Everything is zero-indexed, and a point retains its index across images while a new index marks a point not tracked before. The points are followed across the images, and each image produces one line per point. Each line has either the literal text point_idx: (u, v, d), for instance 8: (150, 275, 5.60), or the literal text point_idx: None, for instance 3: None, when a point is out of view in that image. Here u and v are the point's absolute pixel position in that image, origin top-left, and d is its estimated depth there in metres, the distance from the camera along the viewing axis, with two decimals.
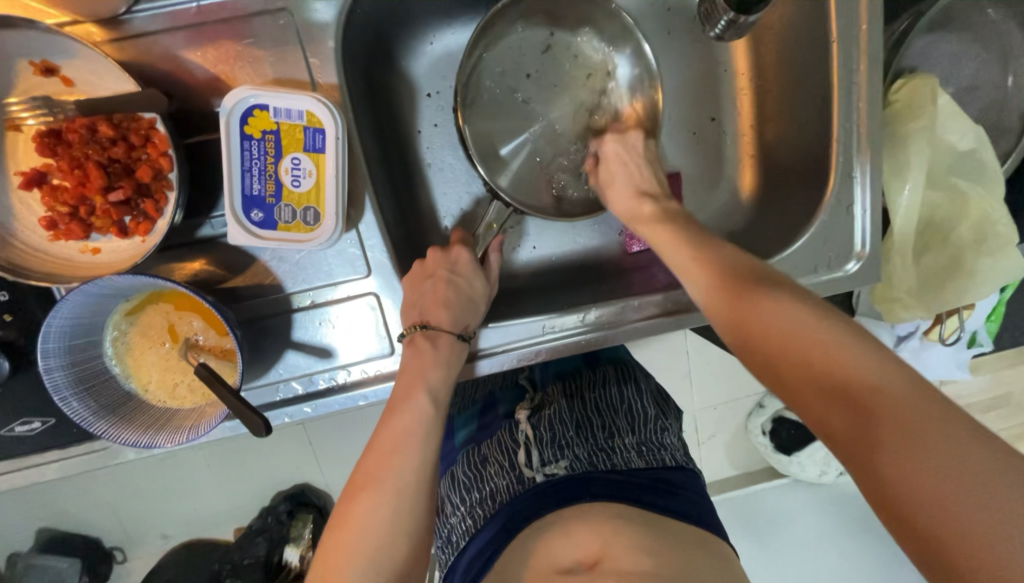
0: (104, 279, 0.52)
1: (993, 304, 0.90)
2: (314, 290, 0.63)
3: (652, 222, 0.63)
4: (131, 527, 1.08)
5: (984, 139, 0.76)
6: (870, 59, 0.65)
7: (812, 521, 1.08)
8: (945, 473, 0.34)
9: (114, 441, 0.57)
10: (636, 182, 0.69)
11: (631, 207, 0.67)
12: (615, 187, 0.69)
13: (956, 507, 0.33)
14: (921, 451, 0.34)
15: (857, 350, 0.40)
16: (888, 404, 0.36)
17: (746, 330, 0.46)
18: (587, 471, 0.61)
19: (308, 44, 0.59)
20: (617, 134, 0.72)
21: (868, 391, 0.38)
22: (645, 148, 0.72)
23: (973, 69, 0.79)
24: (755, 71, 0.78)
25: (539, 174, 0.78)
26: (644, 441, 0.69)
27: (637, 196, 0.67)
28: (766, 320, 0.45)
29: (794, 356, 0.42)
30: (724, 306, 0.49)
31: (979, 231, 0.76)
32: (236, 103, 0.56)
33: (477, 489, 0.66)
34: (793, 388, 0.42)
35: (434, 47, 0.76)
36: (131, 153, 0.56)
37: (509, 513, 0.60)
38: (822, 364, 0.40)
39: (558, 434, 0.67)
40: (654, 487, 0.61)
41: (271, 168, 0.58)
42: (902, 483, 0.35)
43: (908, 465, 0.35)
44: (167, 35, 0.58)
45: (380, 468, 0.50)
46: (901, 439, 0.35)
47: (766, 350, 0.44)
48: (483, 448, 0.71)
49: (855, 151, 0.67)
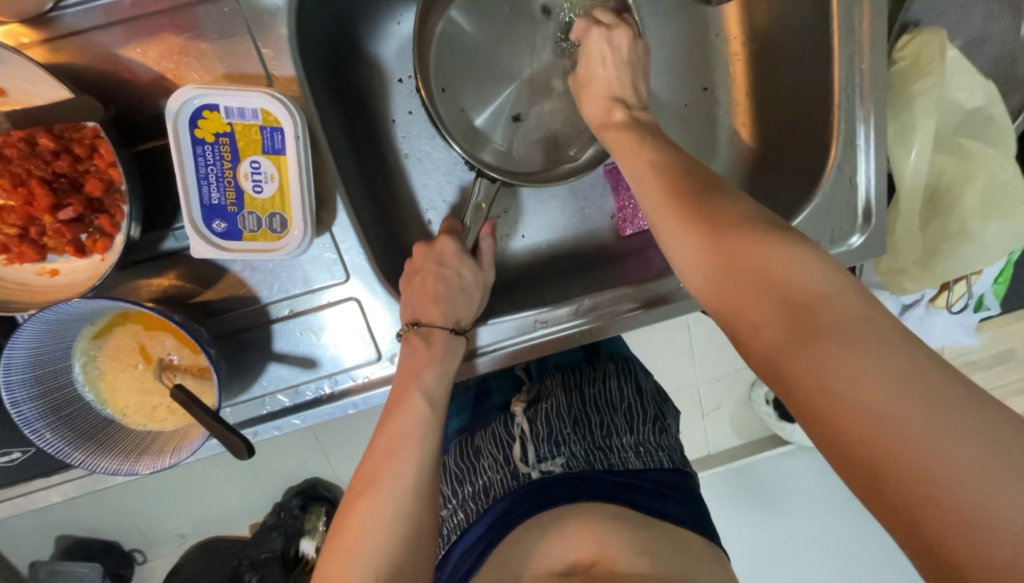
0: (62, 304, 0.49)
1: (1002, 266, 0.87)
2: (291, 299, 0.60)
3: (622, 130, 0.58)
4: (140, 534, 1.08)
5: (994, 95, 0.72)
6: (872, 13, 0.60)
7: (819, 491, 1.08)
8: (899, 398, 0.31)
9: (94, 470, 0.55)
10: (613, 87, 0.62)
11: (604, 112, 0.62)
12: (591, 89, 0.64)
13: (901, 428, 0.30)
14: (874, 373, 0.32)
15: (824, 277, 0.37)
16: (847, 335, 0.34)
17: (714, 258, 0.42)
18: (583, 470, 0.59)
19: (258, 34, 0.54)
20: (602, 29, 0.63)
21: (829, 315, 0.35)
22: (634, 50, 0.63)
23: (985, 16, 0.73)
24: (748, 32, 0.72)
25: (518, 139, 0.74)
26: (642, 442, 0.67)
27: (609, 101, 0.62)
28: (736, 247, 0.41)
29: (763, 280, 0.39)
30: (689, 235, 0.44)
31: (987, 195, 0.72)
32: (182, 105, 0.52)
33: (470, 482, 0.64)
34: (749, 308, 0.39)
35: (400, 26, 0.70)
36: (78, 165, 0.52)
37: (501, 509, 0.57)
38: (784, 286, 0.38)
39: (554, 430, 0.65)
40: (651, 489, 0.59)
41: (230, 174, 0.54)
42: (855, 408, 0.32)
43: (853, 376, 0.32)
44: (104, 32, 0.52)
45: (379, 473, 0.49)
46: (845, 349, 0.33)
47: (725, 278, 0.41)
48: (475, 440, 0.69)
49: (858, 114, 0.62)
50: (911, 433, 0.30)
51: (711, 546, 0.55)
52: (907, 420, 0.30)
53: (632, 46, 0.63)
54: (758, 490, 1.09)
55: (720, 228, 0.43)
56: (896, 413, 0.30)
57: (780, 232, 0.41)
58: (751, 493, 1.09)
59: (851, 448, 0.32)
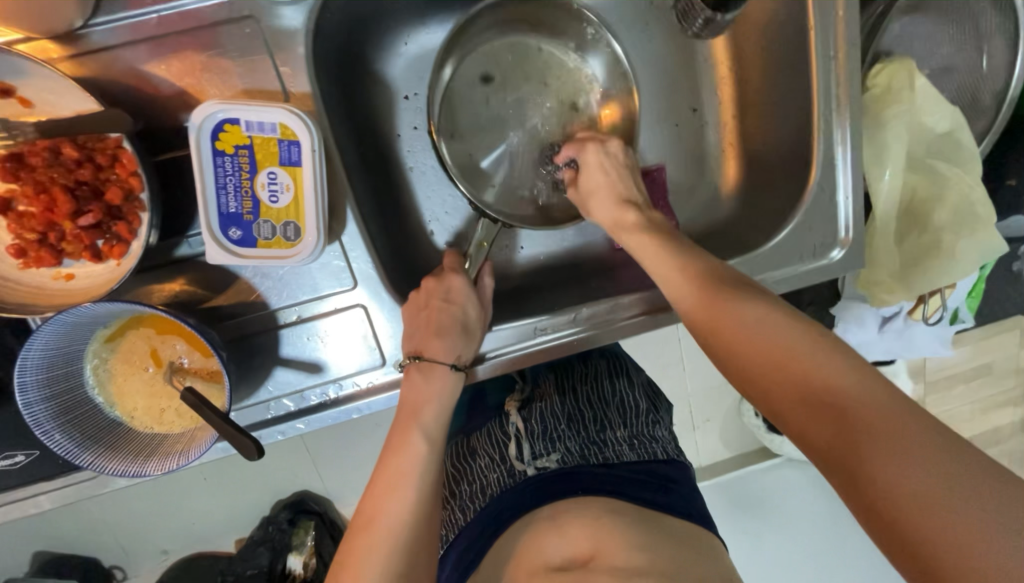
0: (80, 307, 0.51)
1: (973, 281, 0.92)
2: (299, 305, 0.62)
3: (639, 233, 0.60)
4: (127, 546, 1.06)
5: (960, 120, 0.77)
6: (847, 46, 0.65)
7: (806, 499, 1.11)
8: (946, 497, 0.33)
9: (102, 472, 0.56)
10: (615, 192, 0.66)
11: (616, 215, 0.65)
12: (597, 197, 0.67)
13: (953, 529, 0.32)
14: (913, 472, 0.34)
15: (847, 368, 0.40)
16: (892, 439, 0.35)
17: (740, 351, 0.45)
18: (578, 464, 0.61)
19: (277, 53, 0.57)
20: (597, 143, 0.69)
21: (860, 411, 0.37)
22: (627, 158, 0.69)
23: (948, 50, 0.79)
24: (734, 61, 0.78)
25: (521, 181, 0.77)
26: (635, 434, 0.69)
27: (620, 205, 0.65)
28: (763, 342, 0.44)
29: (793, 378, 0.41)
30: (716, 328, 0.48)
31: (957, 212, 0.77)
32: (205, 119, 0.54)
33: (468, 482, 0.66)
34: (783, 404, 0.41)
35: (408, 48, 0.74)
36: (99, 174, 0.54)
37: (500, 505, 0.60)
38: (814, 381, 0.40)
39: (549, 427, 0.68)
40: (645, 481, 0.61)
41: (247, 183, 0.56)
42: (912, 513, 0.33)
43: (906, 481, 0.34)
44: (130, 48, 0.55)
45: (376, 512, 0.50)
46: (894, 457, 0.35)
47: (760, 377, 0.43)
48: (472, 441, 0.72)
49: (835, 138, 0.67)
50: (961, 531, 0.32)
51: (704, 533, 0.57)
52: (955, 520, 0.32)
53: (626, 153, 0.69)
54: (747, 498, 1.12)
55: (743, 323, 0.46)
56: (946, 515, 0.32)
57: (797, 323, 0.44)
58: (739, 502, 1.12)
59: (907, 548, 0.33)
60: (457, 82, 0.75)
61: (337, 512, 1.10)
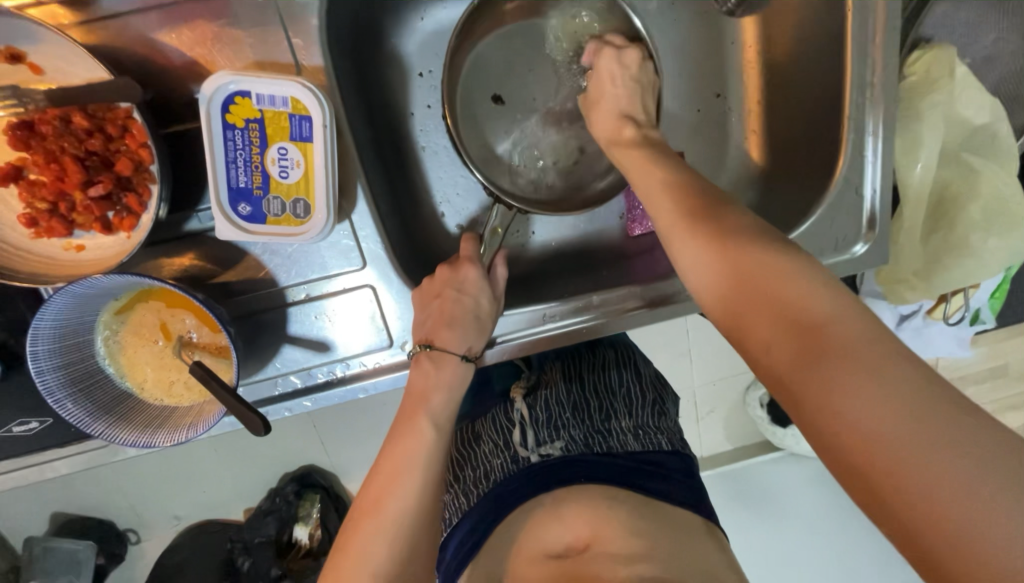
0: (91, 278, 0.51)
1: (998, 281, 0.89)
2: (308, 284, 0.61)
3: (634, 152, 0.58)
4: (141, 511, 1.09)
5: (1000, 113, 0.73)
6: (885, 29, 0.62)
7: (809, 494, 1.10)
8: (910, 430, 0.31)
9: (113, 441, 0.57)
10: (624, 104, 0.64)
11: (615, 128, 0.63)
12: (601, 107, 0.65)
13: (912, 461, 0.30)
14: (878, 404, 0.32)
15: (833, 300, 0.37)
16: (863, 371, 0.33)
17: (725, 275, 0.42)
18: (582, 454, 0.61)
19: (290, 24, 0.55)
20: (612, 49, 0.65)
21: (839, 340, 0.35)
22: (643, 71, 0.65)
23: (992, 38, 0.75)
24: (763, 43, 0.74)
25: (537, 167, 0.76)
26: (641, 425, 0.69)
27: (619, 120, 0.63)
28: (747, 270, 0.41)
29: (772, 307, 0.39)
30: (701, 250, 0.45)
31: (989, 210, 0.74)
32: (216, 91, 0.53)
33: (471, 467, 0.67)
34: (757, 332, 0.39)
35: (424, 23, 0.71)
36: (110, 144, 0.54)
37: (502, 491, 0.60)
38: (793, 312, 0.38)
39: (554, 415, 0.67)
40: (647, 470, 0.61)
41: (258, 158, 0.56)
42: (870, 443, 0.32)
43: (870, 415, 0.32)
44: (140, 16, 0.54)
45: (382, 495, 0.50)
46: (863, 389, 0.33)
47: (737, 306, 0.41)
48: (476, 425, 0.72)
49: (866, 128, 0.64)
50: (918, 465, 0.30)
51: (707, 524, 0.57)
52: (914, 454, 0.30)
53: (640, 66, 0.65)
54: (750, 492, 1.12)
55: (729, 252, 0.43)
56: (906, 445, 0.31)
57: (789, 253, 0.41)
58: (742, 495, 1.12)
59: (861, 475, 0.32)
60: (475, 63, 0.73)
61: (343, 486, 1.12)
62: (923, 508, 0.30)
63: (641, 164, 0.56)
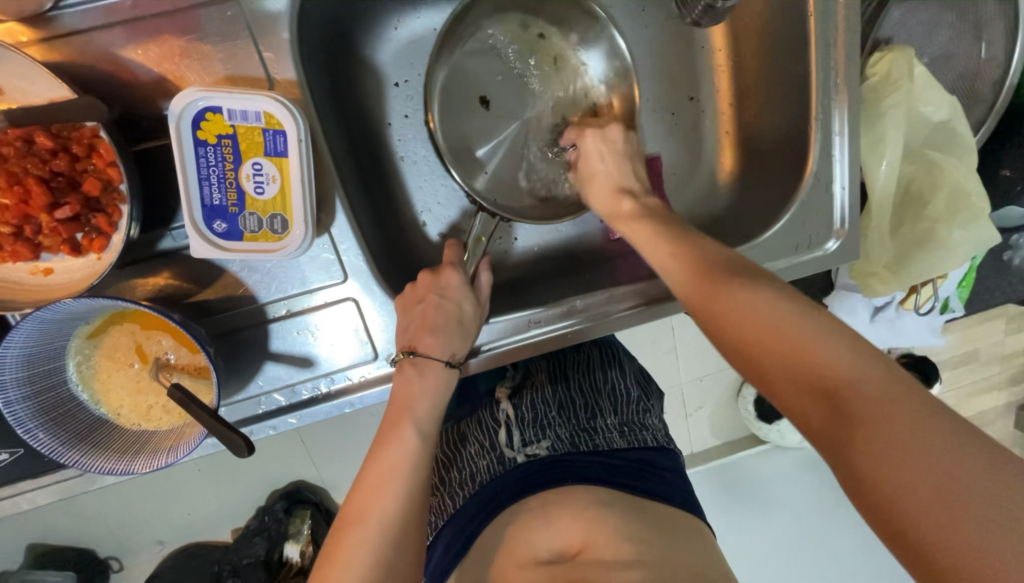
0: (58, 303, 0.49)
1: (964, 270, 0.92)
2: (289, 299, 0.60)
3: (636, 222, 0.59)
4: (123, 538, 1.06)
5: (959, 110, 0.76)
6: (847, 33, 0.64)
7: (797, 485, 1.13)
8: (947, 486, 0.31)
9: (88, 470, 0.55)
10: (616, 180, 0.66)
11: (612, 203, 0.64)
12: (595, 184, 0.67)
13: (935, 505, 0.31)
14: (899, 454, 0.32)
15: (856, 357, 0.37)
16: (902, 433, 0.33)
17: (738, 332, 0.42)
18: (568, 452, 0.61)
19: (260, 37, 0.55)
20: (597, 130, 0.69)
21: (871, 401, 0.34)
22: (626, 141, 0.69)
23: (947, 39, 0.78)
24: (732, 47, 0.76)
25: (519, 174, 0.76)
26: (626, 422, 0.69)
27: (617, 194, 0.64)
28: (754, 329, 0.41)
29: (796, 368, 0.38)
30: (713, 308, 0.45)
31: (952, 203, 0.76)
32: (185, 107, 0.52)
33: (459, 470, 0.67)
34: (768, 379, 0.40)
35: (399, 33, 0.71)
36: (76, 164, 0.52)
37: (491, 491, 0.60)
38: (819, 375, 0.37)
39: (540, 414, 0.68)
40: (634, 468, 0.61)
41: (232, 174, 0.55)
42: (915, 508, 0.31)
43: (914, 481, 0.32)
44: (104, 32, 0.53)
45: (367, 506, 0.49)
46: (905, 454, 0.32)
47: (758, 363, 0.40)
48: (462, 428, 0.72)
49: (833, 128, 0.66)
50: (971, 529, 0.30)
51: (694, 521, 0.58)
52: (963, 518, 0.30)
53: (625, 139, 0.69)
54: (738, 485, 1.14)
55: (729, 302, 0.44)
56: (956, 511, 0.30)
57: (789, 299, 0.42)
58: (730, 488, 1.14)
59: (913, 547, 0.32)
60: (454, 69, 0.73)
61: (334, 500, 1.10)
62: (982, 575, 0.29)
63: (643, 237, 0.57)
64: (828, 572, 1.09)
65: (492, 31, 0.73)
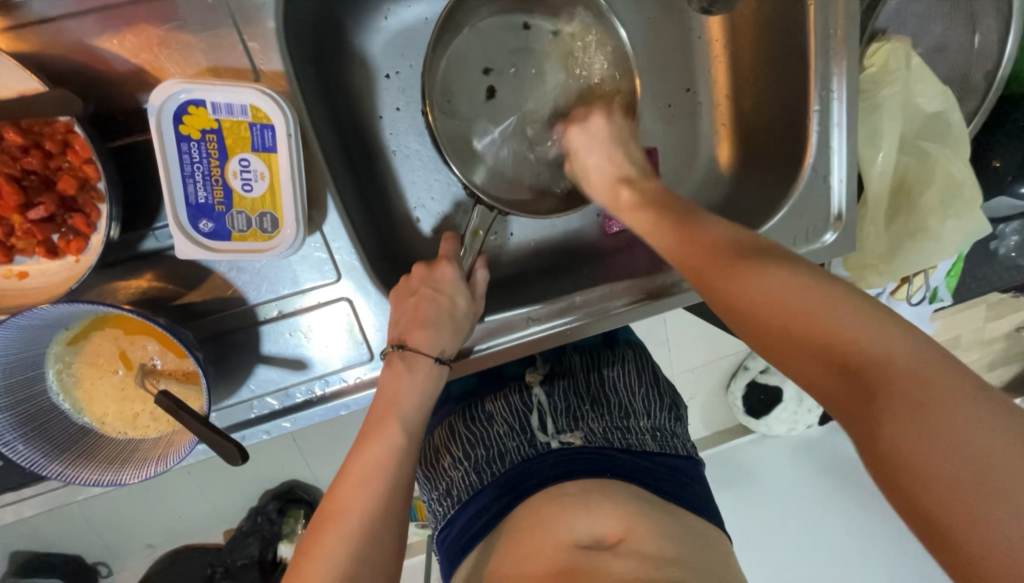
0: (34, 309, 0.46)
1: (955, 260, 0.92)
2: (281, 299, 0.58)
3: (636, 208, 0.57)
4: (111, 545, 1.03)
5: (951, 100, 0.76)
6: (846, 22, 0.63)
7: (788, 471, 1.15)
8: (961, 447, 0.30)
9: (73, 482, 0.52)
10: (613, 172, 0.63)
11: (611, 196, 0.61)
12: (593, 180, 0.64)
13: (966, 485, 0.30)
14: (938, 433, 0.31)
15: (875, 322, 0.35)
16: (924, 394, 0.32)
17: (754, 299, 0.40)
18: (602, 446, 0.61)
19: (244, 25, 0.52)
20: (579, 123, 0.67)
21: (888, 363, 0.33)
22: (614, 127, 0.67)
23: (941, 30, 0.78)
24: (729, 38, 0.75)
25: (518, 168, 0.75)
26: (657, 426, 0.69)
27: (614, 185, 0.61)
28: (769, 294, 0.39)
29: (812, 333, 0.36)
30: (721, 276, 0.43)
31: (946, 193, 0.77)
32: (167, 100, 0.50)
33: (483, 446, 0.64)
34: (786, 355, 0.38)
35: (388, 22, 0.69)
36: (49, 162, 0.49)
37: (519, 475, 0.59)
38: (838, 337, 0.35)
39: (572, 406, 0.68)
40: (664, 472, 0.61)
41: (217, 171, 0.52)
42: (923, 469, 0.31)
43: (924, 442, 0.31)
44: (75, 20, 0.50)
45: (348, 501, 0.48)
46: (919, 414, 0.31)
47: (765, 321, 0.39)
48: (487, 404, 0.69)
49: (832, 118, 0.65)
50: (973, 485, 0.29)
51: (702, 524, 0.57)
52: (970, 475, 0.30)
53: (610, 126, 0.66)
54: (733, 474, 1.16)
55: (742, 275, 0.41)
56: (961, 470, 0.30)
57: (808, 274, 0.40)
58: (724, 479, 1.15)
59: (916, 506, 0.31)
60: (453, 59, 0.71)
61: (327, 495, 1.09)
62: (976, 527, 0.29)
63: (651, 210, 0.56)
64: (822, 559, 1.11)
65: (491, 18, 0.71)
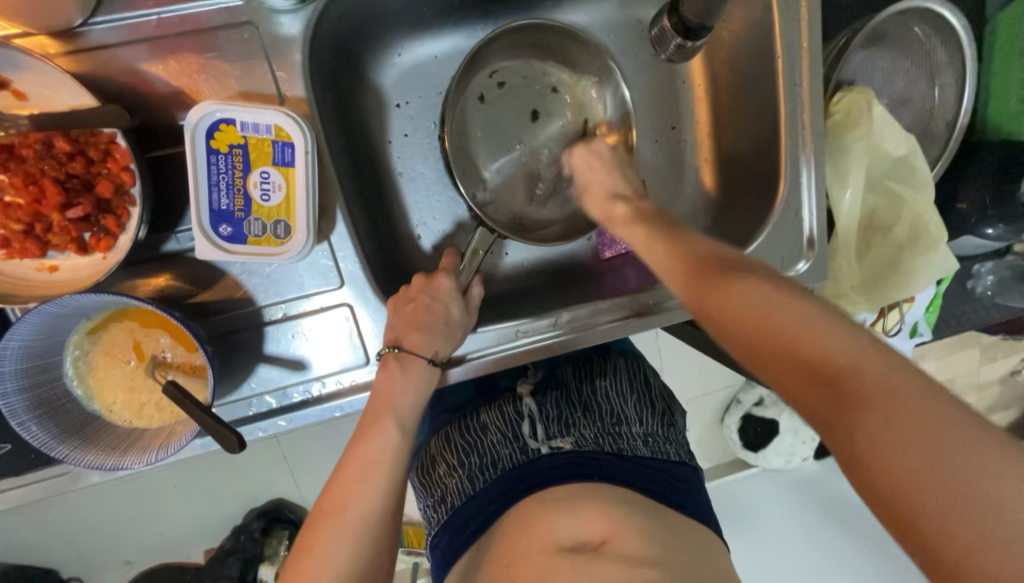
0: (64, 298, 0.51)
1: (932, 296, 0.96)
2: (286, 303, 0.63)
3: (630, 230, 0.62)
4: (90, 555, 1.02)
5: (915, 145, 0.81)
6: (811, 73, 0.70)
7: (775, 507, 1.15)
8: (917, 452, 0.32)
9: (77, 464, 0.56)
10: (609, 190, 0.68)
11: (606, 210, 0.67)
12: (590, 198, 0.70)
13: (939, 484, 0.31)
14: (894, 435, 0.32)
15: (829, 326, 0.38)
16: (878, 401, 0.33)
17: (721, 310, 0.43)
18: (593, 450, 0.63)
19: (274, 57, 0.59)
20: (585, 147, 0.73)
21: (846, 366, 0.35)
22: (613, 156, 0.72)
23: (905, 82, 0.85)
24: (710, 83, 0.82)
25: (520, 193, 0.81)
26: (650, 432, 0.71)
27: (609, 201, 0.67)
28: (728, 302, 0.43)
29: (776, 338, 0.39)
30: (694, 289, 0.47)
31: (913, 231, 0.82)
32: (201, 118, 0.56)
33: (477, 454, 0.67)
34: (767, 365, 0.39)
35: (402, 59, 0.76)
36: (91, 168, 0.55)
37: (511, 477, 0.62)
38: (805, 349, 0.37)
39: (564, 414, 0.70)
40: (655, 474, 0.63)
41: (240, 182, 0.58)
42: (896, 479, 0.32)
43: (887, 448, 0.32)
44: (127, 47, 0.57)
45: (345, 499, 0.50)
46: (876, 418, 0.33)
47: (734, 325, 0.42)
48: (480, 416, 0.72)
49: (800, 158, 0.72)
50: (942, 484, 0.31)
51: (691, 526, 0.58)
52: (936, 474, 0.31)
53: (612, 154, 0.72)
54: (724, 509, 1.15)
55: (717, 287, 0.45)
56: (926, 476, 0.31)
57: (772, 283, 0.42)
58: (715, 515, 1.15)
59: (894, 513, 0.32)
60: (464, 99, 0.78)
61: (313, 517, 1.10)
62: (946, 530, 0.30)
63: (641, 238, 0.59)
64: None
65: (501, 65, 0.79)
